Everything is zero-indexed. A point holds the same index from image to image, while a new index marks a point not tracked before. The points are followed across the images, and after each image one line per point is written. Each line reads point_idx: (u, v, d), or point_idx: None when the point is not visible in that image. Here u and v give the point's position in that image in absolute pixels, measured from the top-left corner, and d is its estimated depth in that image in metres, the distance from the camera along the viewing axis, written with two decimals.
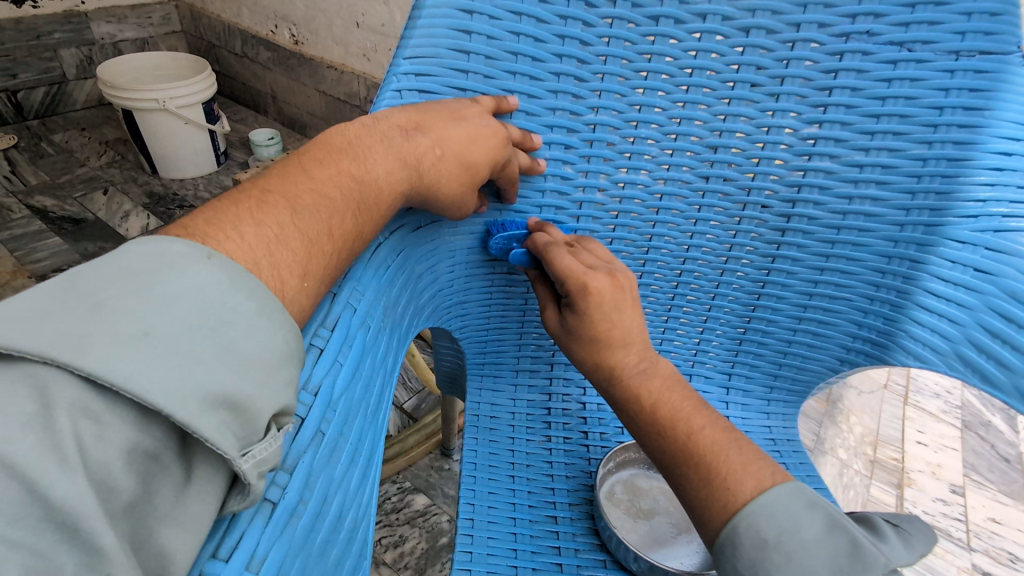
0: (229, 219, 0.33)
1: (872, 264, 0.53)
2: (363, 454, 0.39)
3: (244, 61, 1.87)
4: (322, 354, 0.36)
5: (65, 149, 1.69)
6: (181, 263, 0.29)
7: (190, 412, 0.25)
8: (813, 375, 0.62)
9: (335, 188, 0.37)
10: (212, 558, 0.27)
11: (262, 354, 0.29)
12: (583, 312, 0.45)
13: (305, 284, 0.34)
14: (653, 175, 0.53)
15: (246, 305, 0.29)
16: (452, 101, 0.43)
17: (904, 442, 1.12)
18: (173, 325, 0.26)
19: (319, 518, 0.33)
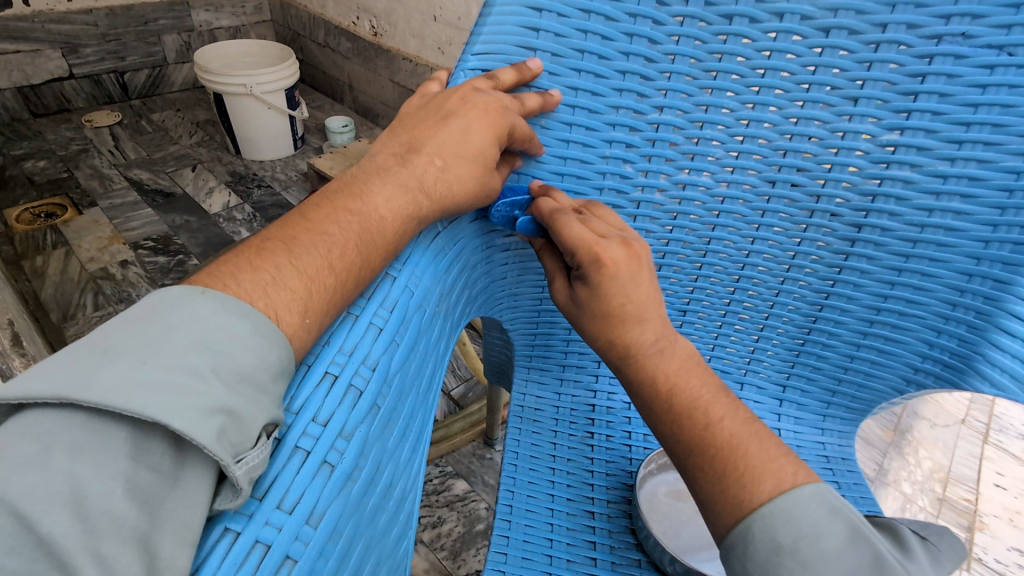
0: (229, 271, 0.34)
1: (949, 281, 0.50)
2: (413, 429, 0.41)
3: (325, 51, 1.95)
4: (381, 333, 0.37)
5: (162, 127, 1.84)
6: (179, 302, 0.31)
7: (186, 421, 0.27)
8: (876, 394, 0.59)
9: (334, 225, 0.37)
10: (276, 509, 0.30)
11: (256, 370, 0.30)
12: (595, 283, 0.42)
13: (308, 322, 0.33)
14: (717, 177, 0.51)
15: (241, 327, 0.31)
16: (444, 102, 0.43)
17: (980, 483, 1.03)
18: (164, 360, 0.28)
19: (371, 484, 0.35)
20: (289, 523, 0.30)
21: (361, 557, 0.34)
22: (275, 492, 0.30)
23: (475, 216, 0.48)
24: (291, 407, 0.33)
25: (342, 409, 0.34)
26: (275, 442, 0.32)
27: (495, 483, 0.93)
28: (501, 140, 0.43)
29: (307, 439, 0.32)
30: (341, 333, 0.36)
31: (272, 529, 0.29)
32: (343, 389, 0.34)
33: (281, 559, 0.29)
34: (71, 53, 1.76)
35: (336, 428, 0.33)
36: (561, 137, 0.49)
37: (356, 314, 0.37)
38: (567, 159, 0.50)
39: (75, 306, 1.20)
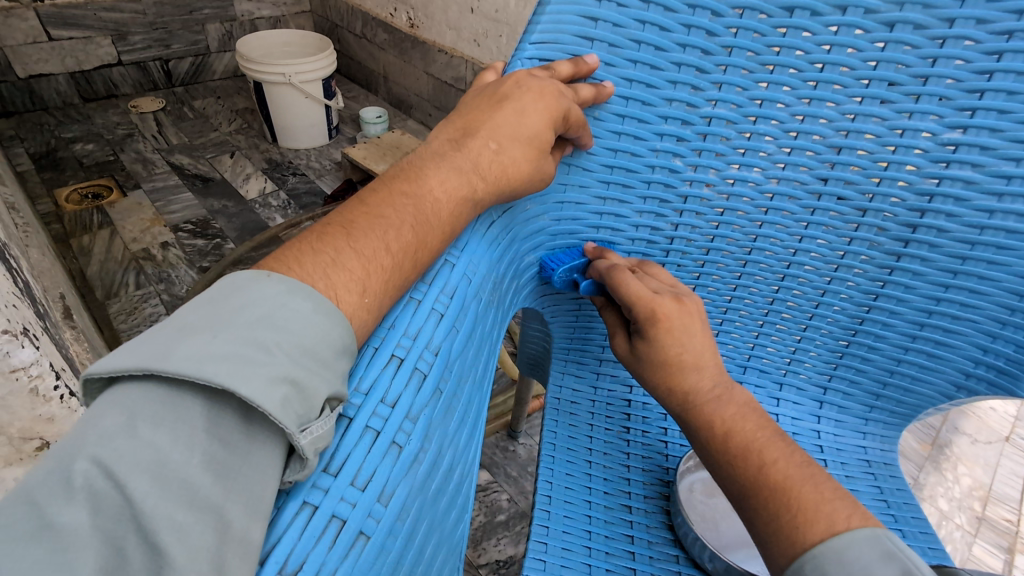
0: (289, 254, 0.33)
1: (1008, 286, 0.48)
2: (470, 416, 0.40)
3: (362, 42, 1.97)
4: (442, 318, 0.37)
5: (203, 114, 1.88)
6: (246, 282, 0.31)
7: (251, 389, 0.26)
8: (922, 399, 0.57)
9: (391, 207, 0.36)
10: (349, 485, 0.29)
11: (320, 346, 0.30)
12: (652, 337, 0.44)
13: (367, 301, 0.33)
14: (767, 173, 0.50)
15: (305, 305, 0.30)
16: (495, 89, 0.43)
17: (1022, 503, 0.99)
18: (233, 332, 0.28)
19: (435, 467, 0.34)
20: (363, 500, 0.29)
21: (424, 539, 0.34)
22: (347, 469, 0.30)
23: (524, 207, 0.47)
24: (359, 387, 0.32)
25: (409, 391, 0.33)
26: (345, 421, 0.31)
27: (519, 475, 0.93)
28: (557, 124, 0.42)
29: (376, 418, 0.32)
30: (404, 315, 0.36)
31: (346, 505, 0.29)
32: (408, 372, 0.34)
33: (356, 535, 0.28)
34: (120, 41, 1.82)
35: (403, 409, 0.33)
36: (613, 128, 0.48)
37: (418, 298, 0.36)
38: (617, 152, 0.50)
39: (118, 284, 1.24)
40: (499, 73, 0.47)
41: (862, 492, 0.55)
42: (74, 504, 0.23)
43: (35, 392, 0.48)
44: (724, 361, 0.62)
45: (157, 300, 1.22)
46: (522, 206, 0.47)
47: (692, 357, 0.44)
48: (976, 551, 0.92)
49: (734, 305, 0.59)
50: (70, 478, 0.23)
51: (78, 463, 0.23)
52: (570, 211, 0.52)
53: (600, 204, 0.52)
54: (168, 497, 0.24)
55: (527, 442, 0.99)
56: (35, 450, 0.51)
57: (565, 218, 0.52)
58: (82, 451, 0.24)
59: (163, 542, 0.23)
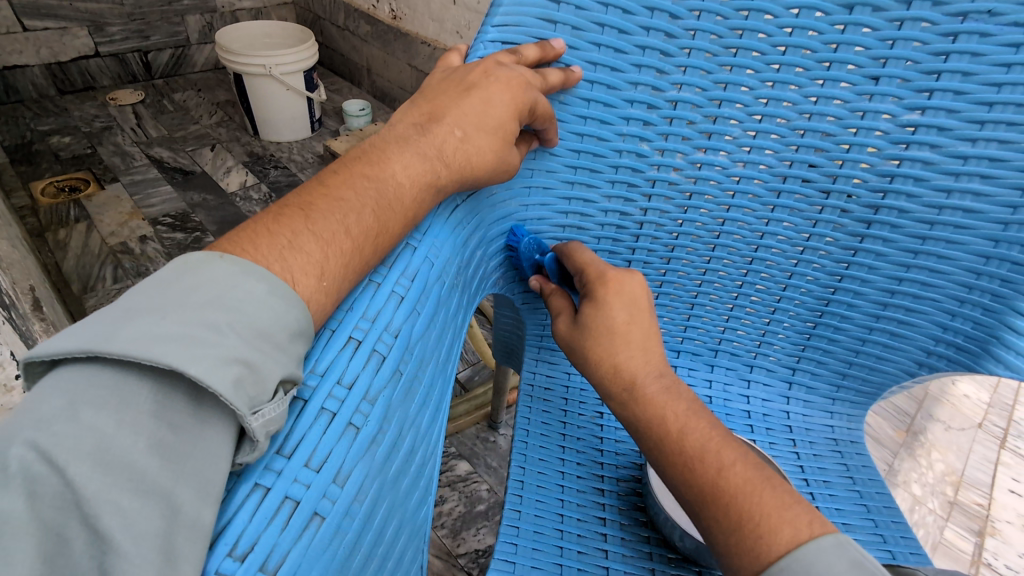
0: (246, 236, 0.33)
1: (966, 263, 0.49)
2: (433, 398, 0.40)
3: (344, 34, 1.96)
4: (403, 301, 0.37)
5: (183, 107, 1.86)
6: (198, 265, 0.30)
7: (200, 368, 0.26)
8: (886, 378, 0.58)
9: (351, 191, 0.36)
10: (304, 466, 0.29)
11: (274, 327, 0.30)
12: (600, 299, 0.46)
13: (325, 285, 0.33)
14: (733, 157, 0.50)
15: (260, 288, 0.30)
16: (462, 74, 0.42)
17: (993, 488, 1.01)
18: (184, 314, 0.28)
19: (394, 449, 0.34)
20: (317, 482, 0.29)
21: (384, 521, 0.34)
22: (301, 451, 0.30)
23: (490, 194, 0.47)
24: (315, 369, 0.32)
25: (366, 372, 0.33)
26: (300, 404, 0.31)
27: (498, 465, 0.94)
28: (523, 116, 0.42)
29: (331, 401, 0.32)
30: (363, 299, 0.35)
31: (300, 486, 0.29)
32: (367, 354, 0.34)
33: (310, 516, 0.28)
34: (97, 32, 1.79)
35: (360, 391, 0.33)
36: (579, 112, 0.48)
37: (378, 282, 0.36)
38: (584, 136, 0.49)
39: (95, 278, 1.23)
40: (464, 57, 0.47)
41: (829, 470, 0.56)
42: (11, 490, 0.22)
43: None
44: (696, 346, 0.63)
45: None
46: (486, 193, 0.46)
47: (638, 333, 0.46)
48: (947, 535, 0.94)
49: (704, 290, 0.59)
50: (5, 464, 0.23)
51: (14, 448, 0.23)
52: (540, 197, 0.52)
53: (568, 189, 0.52)
54: (112, 481, 0.24)
55: (506, 432, 0.99)
56: None
57: (533, 206, 0.52)
58: (21, 435, 0.23)
59: (107, 527, 0.23)
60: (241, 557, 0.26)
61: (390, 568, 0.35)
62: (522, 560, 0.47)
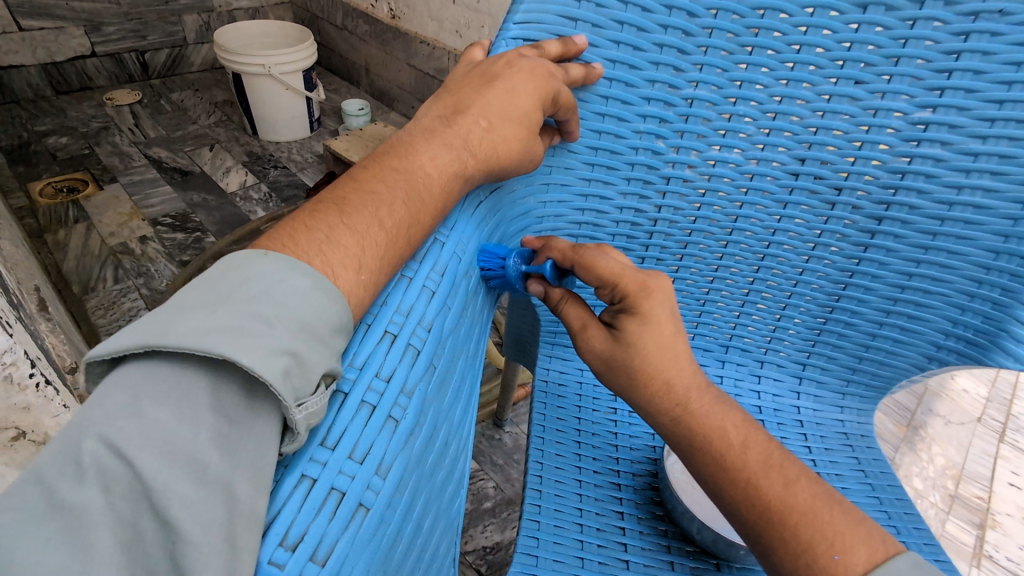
0: (285, 232, 0.33)
1: (976, 259, 0.49)
2: (464, 392, 0.40)
3: (343, 34, 1.96)
4: (435, 294, 0.37)
5: (181, 107, 1.85)
6: (242, 261, 0.31)
7: (251, 359, 0.26)
8: (896, 371, 0.58)
9: (382, 183, 0.36)
10: (348, 458, 0.29)
11: (316, 320, 0.30)
12: (646, 312, 0.42)
13: (363, 278, 0.33)
14: (746, 154, 0.51)
15: (303, 282, 0.30)
16: (485, 67, 0.42)
17: (994, 482, 1.02)
18: (232, 308, 0.28)
19: (430, 442, 0.34)
20: (361, 473, 0.29)
21: (422, 512, 0.34)
22: (344, 442, 0.30)
23: (512, 189, 0.47)
24: (353, 363, 0.32)
25: (402, 366, 0.33)
26: (341, 397, 0.31)
27: (504, 463, 0.94)
28: (546, 106, 0.42)
29: (371, 394, 0.32)
30: (396, 292, 0.35)
31: (345, 478, 0.29)
32: (402, 347, 0.34)
33: (355, 507, 0.28)
34: (93, 32, 1.78)
35: (398, 384, 0.33)
36: (597, 110, 0.48)
37: (410, 276, 0.36)
38: (601, 134, 0.50)
39: (96, 279, 1.22)
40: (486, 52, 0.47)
41: (840, 463, 0.56)
42: (86, 482, 0.23)
43: (10, 380, 0.47)
44: (707, 341, 0.63)
45: (137, 294, 1.20)
46: (510, 186, 0.46)
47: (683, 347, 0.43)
48: (949, 528, 0.95)
49: (716, 286, 0.59)
50: (79, 457, 0.23)
51: (86, 441, 0.23)
52: (556, 194, 0.52)
53: (584, 186, 0.52)
54: (176, 472, 0.24)
55: (512, 430, 0.99)
56: (10, 440, 0.49)
57: (550, 204, 0.52)
58: (90, 429, 0.24)
59: (175, 517, 0.23)
60: (293, 547, 0.26)
61: (428, 560, 0.35)
62: (543, 555, 0.47)
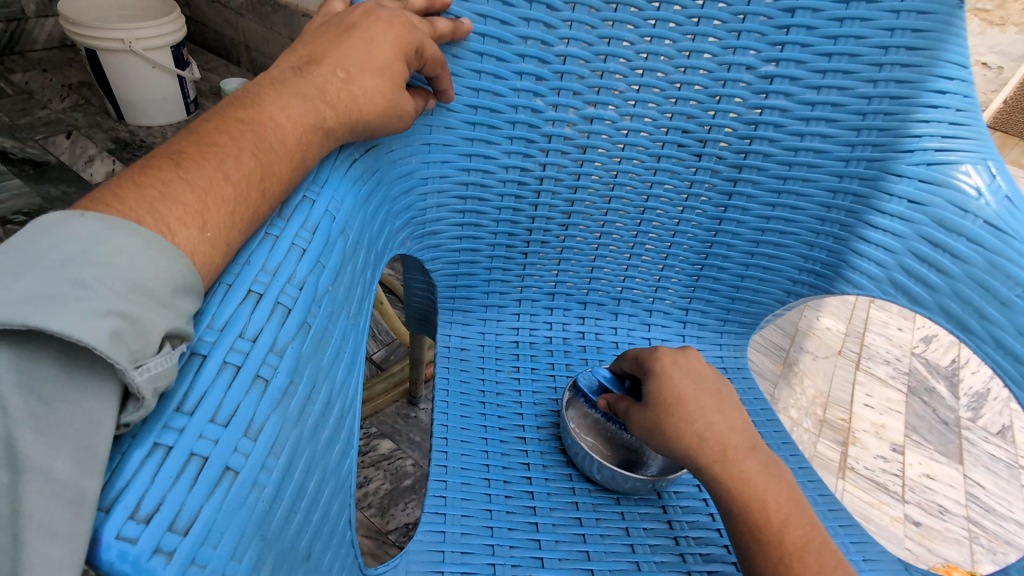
0: (110, 189, 0.31)
1: (819, 199, 0.57)
2: (347, 352, 0.40)
3: (215, 7, 1.81)
4: (305, 253, 0.36)
5: (26, 90, 1.63)
6: (57, 222, 0.28)
7: (68, 324, 0.24)
8: (762, 307, 0.66)
9: (227, 137, 0.35)
10: (210, 422, 0.28)
11: (152, 279, 0.28)
12: (660, 371, 0.51)
13: (210, 235, 0.31)
14: (620, 111, 0.54)
15: (132, 240, 0.28)
16: (342, 20, 0.42)
17: (853, 404, 1.18)
18: (45, 273, 0.26)
19: (308, 402, 0.34)
20: (226, 437, 0.29)
21: (305, 474, 0.33)
22: (204, 407, 0.29)
23: (390, 149, 0.46)
24: (213, 325, 0.31)
25: (270, 326, 0.33)
26: (199, 359, 0.30)
27: (422, 439, 0.95)
28: (410, 59, 0.42)
29: (234, 354, 0.31)
30: (260, 252, 0.34)
31: (206, 442, 0.28)
32: (270, 306, 0.33)
33: (221, 471, 0.28)
34: None
35: (266, 343, 0.32)
36: (473, 68, 0.49)
37: (276, 234, 0.35)
38: (479, 92, 0.50)
39: None
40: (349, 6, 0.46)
41: None
42: None
43: None
44: (600, 296, 0.67)
45: None
46: (388, 145, 0.46)
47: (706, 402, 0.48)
48: (820, 449, 1.09)
49: (604, 242, 0.63)
50: None
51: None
52: (438, 157, 0.52)
53: (468, 147, 0.53)
54: None
55: (428, 406, 1.00)
56: None
57: (433, 164, 0.52)
58: None
59: None
60: (147, 518, 0.25)
61: (317, 520, 0.35)
62: (452, 512, 0.49)
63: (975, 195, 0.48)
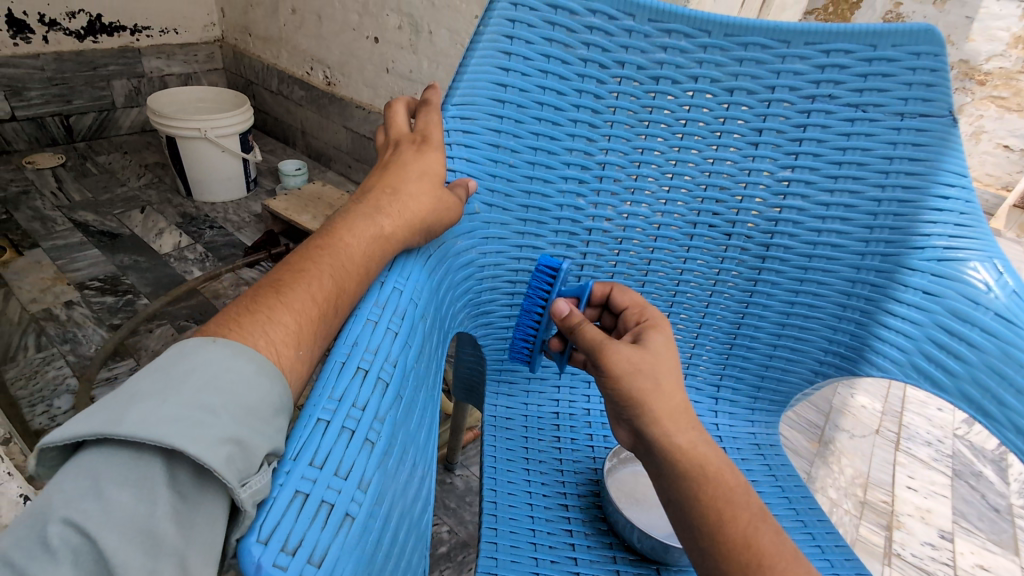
0: (224, 321, 0.37)
1: (839, 287, 0.61)
2: (425, 420, 0.44)
3: (278, 98, 2.03)
4: (397, 335, 0.41)
5: (108, 170, 1.82)
6: (194, 348, 0.34)
7: (199, 448, 0.28)
8: (792, 386, 0.68)
9: (312, 264, 0.41)
10: (334, 474, 0.33)
11: (260, 404, 0.33)
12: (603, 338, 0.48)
13: (302, 352, 0.37)
14: (653, 208, 0.62)
15: (248, 366, 0.34)
16: (386, 158, 0.50)
17: (894, 486, 1.15)
18: (186, 398, 0.31)
19: (401, 462, 0.38)
20: (346, 488, 0.32)
21: (397, 527, 0.37)
22: (329, 462, 0.33)
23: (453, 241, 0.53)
24: (332, 395, 0.36)
25: (375, 396, 0.37)
26: (323, 424, 0.34)
27: (457, 507, 0.96)
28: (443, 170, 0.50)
29: (350, 420, 0.35)
30: (363, 334, 0.40)
31: (333, 491, 0.32)
32: (373, 380, 0.38)
33: (342, 517, 0.31)
34: (14, 96, 1.74)
35: (372, 411, 0.36)
36: (525, 173, 0.57)
37: (374, 319, 0.41)
38: (530, 194, 0.58)
39: (16, 347, 1.16)
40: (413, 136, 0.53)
41: (756, 471, 0.64)
42: (52, 563, 0.25)
43: None
44: None
45: (63, 362, 1.14)
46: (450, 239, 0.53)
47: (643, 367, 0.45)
48: (862, 532, 1.05)
49: None
50: (46, 540, 0.26)
51: (52, 524, 0.26)
52: (494, 249, 0.59)
53: (519, 239, 0.60)
54: (134, 546, 0.26)
55: (463, 473, 1.02)
56: None
57: (489, 253, 0.59)
58: (55, 513, 0.26)
59: None
60: (293, 550, 0.29)
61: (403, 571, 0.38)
62: (503, 572, 0.51)
63: (985, 289, 0.52)
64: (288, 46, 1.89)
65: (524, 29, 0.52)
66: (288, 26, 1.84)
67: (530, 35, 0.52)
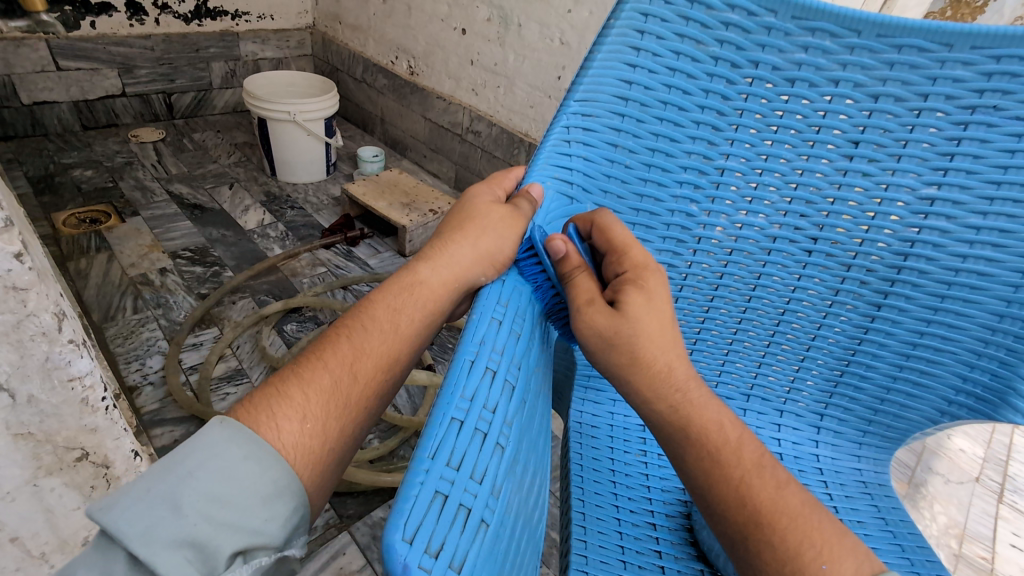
0: (252, 395, 0.40)
1: (982, 320, 0.53)
2: (542, 425, 0.41)
3: (361, 86, 2.07)
4: (520, 337, 0.38)
5: (202, 146, 1.92)
6: (202, 428, 0.37)
7: (154, 552, 0.32)
8: (910, 424, 0.61)
9: (336, 335, 0.42)
10: (470, 479, 0.29)
11: (242, 493, 0.35)
12: (644, 286, 0.43)
13: (308, 426, 0.38)
14: (770, 219, 0.56)
15: (237, 453, 0.36)
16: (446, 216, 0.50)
17: (996, 542, 1.04)
18: (168, 489, 0.34)
19: (524, 469, 0.35)
20: (482, 492, 0.29)
21: (522, 538, 0.33)
22: (465, 463, 0.29)
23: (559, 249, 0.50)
24: (464, 395, 0.32)
25: (504, 399, 0.34)
26: (457, 424, 0.31)
27: None
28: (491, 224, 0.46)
29: (482, 422, 0.31)
30: (489, 333, 0.36)
31: (470, 495, 0.29)
32: (501, 383, 0.34)
33: (479, 522, 0.28)
34: (126, 74, 1.86)
35: (502, 415, 0.33)
36: (640, 174, 0.54)
37: (498, 319, 0.37)
38: (643, 198, 0.55)
39: (116, 307, 1.23)
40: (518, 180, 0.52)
41: (862, 511, 0.59)
42: None
43: (84, 402, 0.51)
44: (729, 390, 0.66)
45: (156, 325, 1.21)
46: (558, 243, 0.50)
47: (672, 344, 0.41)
48: None
49: (739, 337, 0.64)
50: None
51: None
52: None
53: None
54: None
55: None
56: (74, 460, 0.54)
57: None
58: None
59: None
60: (436, 553, 0.26)
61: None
62: None
63: None
64: (376, 35, 1.92)
65: (656, 24, 0.49)
66: (377, 16, 1.88)
67: (662, 30, 0.49)
